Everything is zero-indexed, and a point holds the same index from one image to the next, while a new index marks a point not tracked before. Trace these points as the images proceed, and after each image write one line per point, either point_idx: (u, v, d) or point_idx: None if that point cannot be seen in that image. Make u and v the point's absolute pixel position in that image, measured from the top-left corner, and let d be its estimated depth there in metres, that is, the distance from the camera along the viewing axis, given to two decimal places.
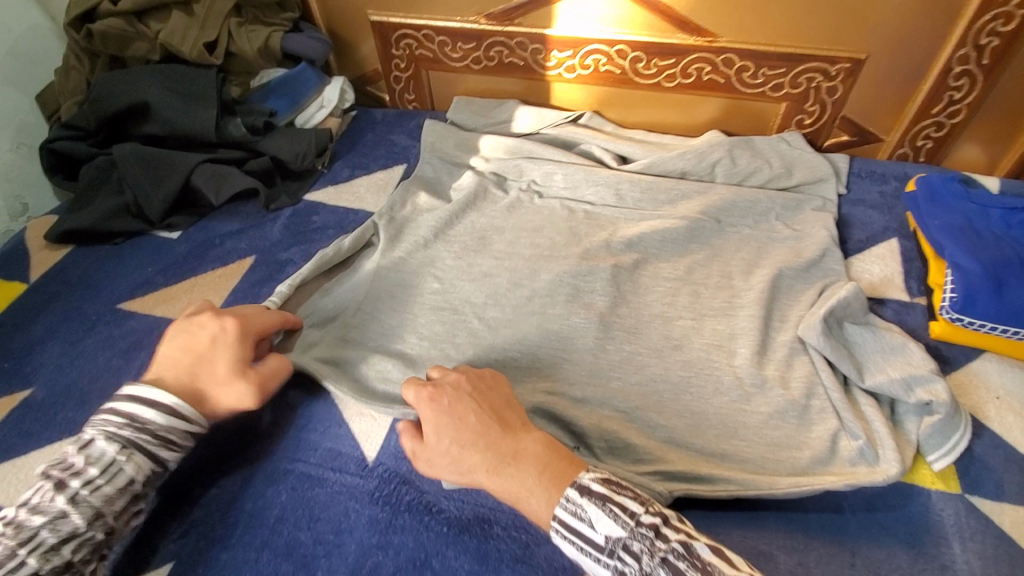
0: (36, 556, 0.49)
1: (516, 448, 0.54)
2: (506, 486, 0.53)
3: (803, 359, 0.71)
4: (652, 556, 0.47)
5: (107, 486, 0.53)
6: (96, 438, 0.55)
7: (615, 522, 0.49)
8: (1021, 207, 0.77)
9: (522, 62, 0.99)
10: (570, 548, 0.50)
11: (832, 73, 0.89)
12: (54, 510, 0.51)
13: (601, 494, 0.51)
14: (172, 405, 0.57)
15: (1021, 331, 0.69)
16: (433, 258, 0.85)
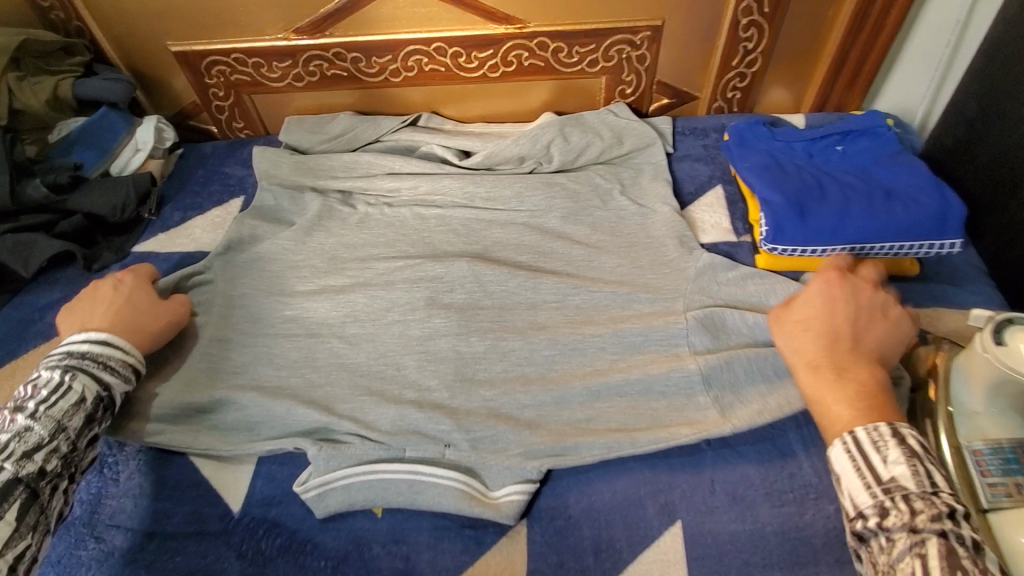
0: (12, 462, 0.53)
1: (845, 366, 0.56)
2: (808, 380, 0.56)
3: (651, 312, 0.75)
4: (933, 521, 0.45)
5: (60, 402, 0.58)
6: (45, 370, 0.60)
7: (913, 477, 0.48)
8: (818, 137, 0.87)
9: (345, 73, 0.98)
10: (841, 461, 0.51)
11: (637, 42, 0.95)
12: (15, 426, 0.55)
13: (913, 451, 0.49)
14: (104, 335, 0.64)
15: (826, 249, 0.75)
16: (284, 286, 0.82)
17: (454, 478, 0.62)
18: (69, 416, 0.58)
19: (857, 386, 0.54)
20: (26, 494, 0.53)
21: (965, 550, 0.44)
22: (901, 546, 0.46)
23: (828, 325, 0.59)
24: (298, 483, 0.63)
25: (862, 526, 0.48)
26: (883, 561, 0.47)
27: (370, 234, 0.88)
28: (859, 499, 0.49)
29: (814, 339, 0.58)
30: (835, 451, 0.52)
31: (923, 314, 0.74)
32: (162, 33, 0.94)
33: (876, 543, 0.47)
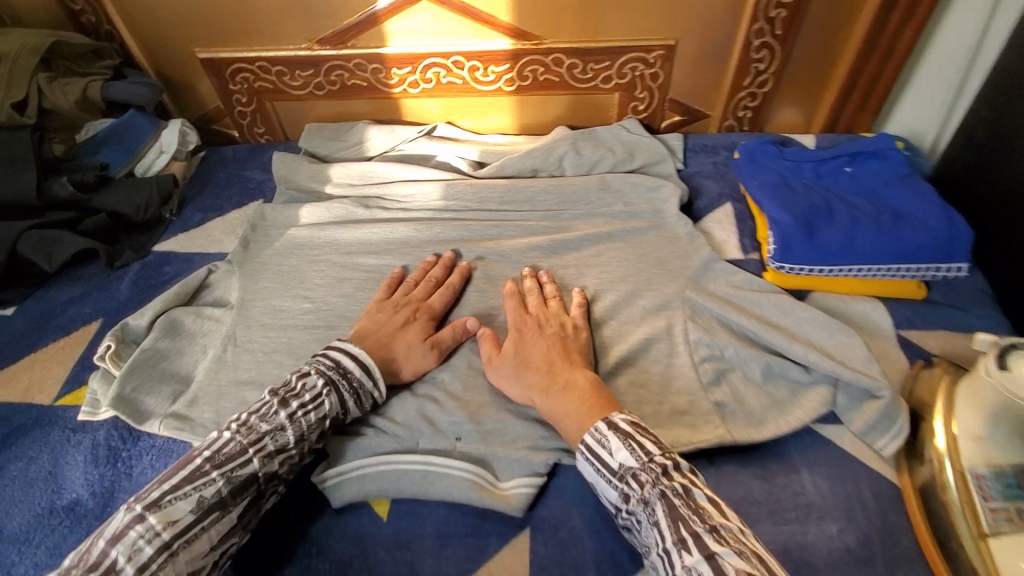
0: (258, 458, 0.57)
1: (564, 380, 0.64)
2: (550, 405, 0.63)
3: (658, 321, 0.77)
4: (655, 486, 0.54)
5: (314, 414, 0.61)
6: (312, 373, 0.63)
7: (631, 456, 0.56)
8: (827, 158, 0.89)
9: (364, 83, 1.00)
10: (589, 468, 0.59)
11: (651, 60, 0.97)
12: (274, 423, 0.59)
13: (627, 432, 0.58)
14: (365, 358, 0.66)
15: (834, 268, 0.77)
16: (302, 279, 0.84)
17: (466, 469, 0.63)
18: (310, 430, 0.60)
19: (575, 389, 0.63)
20: (255, 493, 0.57)
21: (682, 503, 0.53)
22: (647, 521, 0.54)
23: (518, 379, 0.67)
24: (317, 472, 0.64)
25: (621, 514, 0.57)
26: (641, 539, 0.55)
27: (384, 239, 0.89)
28: (610, 495, 0.57)
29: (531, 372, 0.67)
30: (580, 461, 0.59)
31: (931, 335, 0.74)
32: (190, 41, 0.98)
33: (636, 526, 0.56)
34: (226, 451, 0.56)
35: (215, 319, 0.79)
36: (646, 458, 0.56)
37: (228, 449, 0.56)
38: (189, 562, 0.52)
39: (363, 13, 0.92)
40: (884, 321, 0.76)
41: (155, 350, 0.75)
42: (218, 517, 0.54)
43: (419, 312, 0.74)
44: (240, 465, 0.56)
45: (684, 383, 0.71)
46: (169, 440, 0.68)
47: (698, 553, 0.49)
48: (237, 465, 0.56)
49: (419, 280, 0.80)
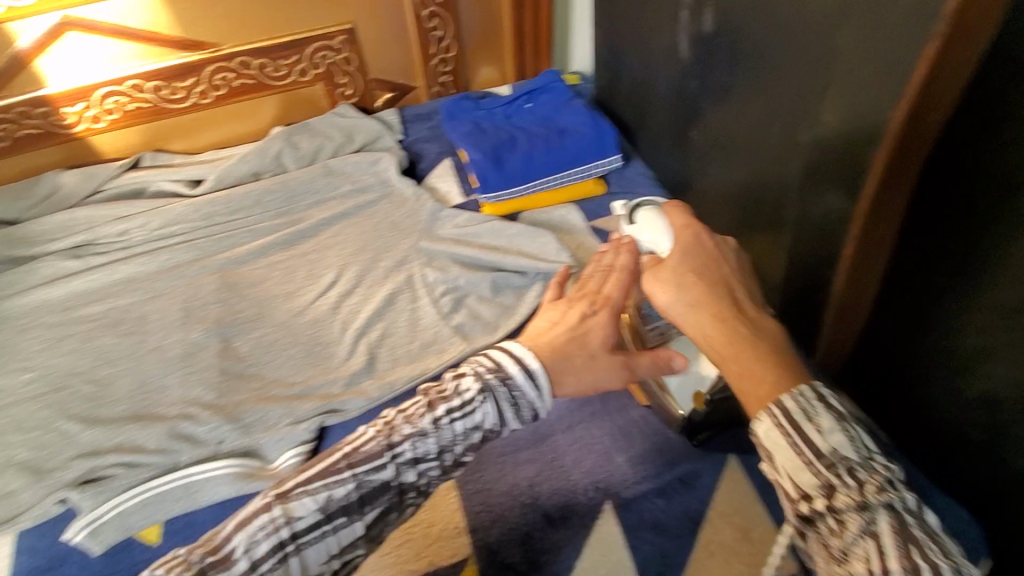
0: (393, 466, 0.49)
1: (755, 330, 0.47)
2: (723, 349, 0.47)
3: (396, 275, 0.85)
4: (881, 493, 0.38)
5: (461, 423, 0.51)
6: (468, 374, 0.53)
7: (847, 445, 0.39)
8: (511, 101, 1.04)
9: (37, 130, 0.93)
10: (770, 436, 0.41)
11: (337, 46, 1.02)
12: (418, 427, 0.50)
13: (839, 411, 0.41)
14: (534, 365, 0.54)
15: (527, 186, 0.90)
16: (16, 351, 0.77)
17: (226, 466, 0.64)
18: (456, 441, 0.51)
19: (766, 343, 0.46)
20: (386, 503, 0.49)
21: (917, 528, 0.37)
22: (853, 529, 0.37)
23: (692, 305, 0.49)
24: (70, 526, 0.62)
25: (812, 516, 0.39)
26: (836, 554, 0.38)
27: (106, 283, 0.84)
28: (804, 481, 0.39)
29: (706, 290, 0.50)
30: (761, 427, 0.42)
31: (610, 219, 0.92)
32: None
33: (827, 550, 0.38)
34: (364, 449, 0.49)
35: None
36: (862, 446, 0.40)
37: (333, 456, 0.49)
38: None
39: (4, 57, 0.86)
40: (578, 219, 0.91)
41: None
42: (345, 522, 0.47)
43: (598, 305, 0.60)
44: (374, 469, 0.48)
45: (430, 319, 0.79)
46: None
47: None
48: (370, 469, 0.48)
49: (600, 272, 0.64)
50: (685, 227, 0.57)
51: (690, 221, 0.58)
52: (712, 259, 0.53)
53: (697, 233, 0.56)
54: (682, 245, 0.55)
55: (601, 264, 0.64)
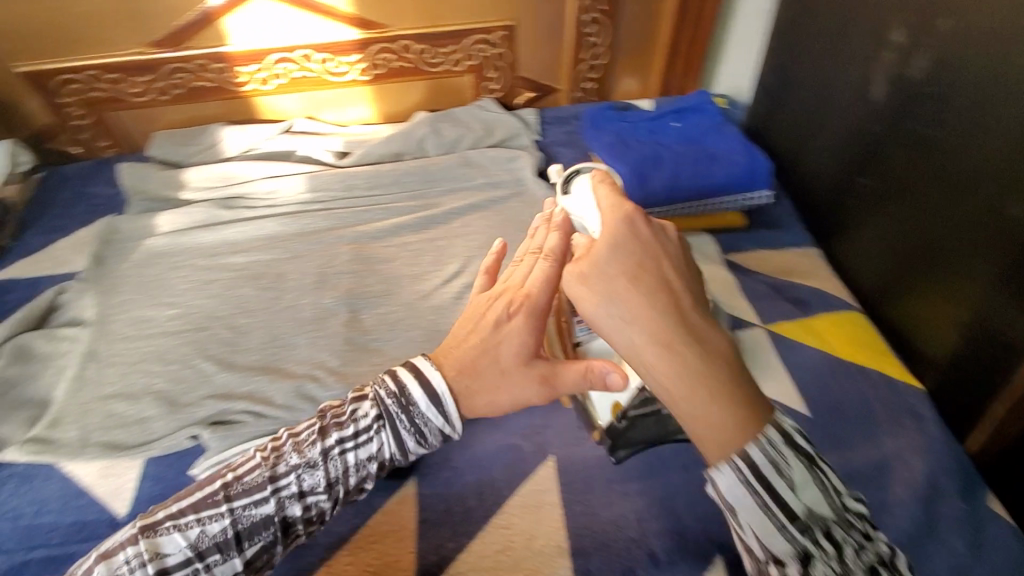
0: (275, 501, 0.51)
1: (700, 339, 0.43)
2: (669, 377, 0.42)
3: None
4: (856, 554, 0.40)
5: (356, 453, 0.54)
6: (368, 399, 0.55)
7: (849, 553, 0.40)
8: (657, 116, 0.99)
9: (211, 84, 0.98)
10: (751, 500, 0.41)
11: (495, 41, 1.03)
12: (306, 458, 0.52)
13: (808, 457, 0.42)
14: (441, 388, 0.54)
15: (669, 207, 0.86)
16: (164, 285, 0.82)
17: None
18: (344, 475, 0.54)
19: (713, 358, 0.43)
20: (268, 538, 0.51)
21: (874, 561, 0.41)
22: None
23: (635, 315, 0.43)
24: (196, 463, 0.64)
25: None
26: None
27: (251, 237, 0.88)
28: (780, 552, 0.40)
29: (647, 305, 0.43)
30: (734, 492, 0.41)
31: (750, 255, 0.85)
32: (5, 53, 0.91)
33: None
34: (247, 481, 0.51)
35: (71, 338, 0.75)
36: (833, 493, 0.42)
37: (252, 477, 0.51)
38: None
39: (196, 11, 0.90)
40: (713, 249, 0.85)
41: (3, 377, 0.70)
42: (220, 559, 0.49)
43: (514, 306, 0.55)
44: (255, 504, 0.50)
45: None
46: (31, 465, 0.65)
47: None
48: (251, 503, 0.50)
49: (521, 259, 0.59)
50: (609, 216, 0.48)
51: (608, 184, 0.53)
52: (648, 252, 0.46)
53: (631, 223, 0.48)
54: (605, 240, 0.46)
55: (533, 246, 0.59)
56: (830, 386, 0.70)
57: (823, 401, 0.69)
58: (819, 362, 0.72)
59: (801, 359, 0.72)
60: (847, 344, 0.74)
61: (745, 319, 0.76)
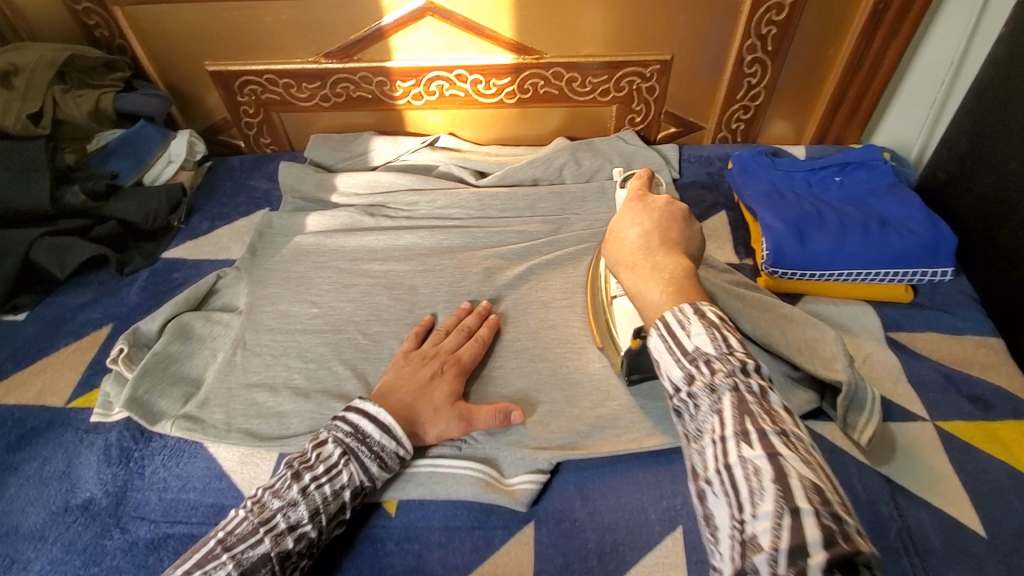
0: (270, 537, 0.55)
1: (659, 260, 0.53)
2: (630, 281, 0.53)
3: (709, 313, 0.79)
4: (728, 376, 0.44)
5: (328, 486, 0.59)
6: (329, 441, 0.61)
7: (711, 341, 0.46)
8: (813, 168, 0.93)
9: (369, 95, 1.04)
10: (657, 345, 0.48)
11: (648, 74, 1.01)
12: (287, 498, 0.57)
13: (713, 320, 0.47)
14: (388, 422, 0.63)
15: (825, 272, 0.81)
16: (309, 282, 0.86)
17: (470, 468, 0.66)
18: (326, 502, 0.58)
19: (665, 270, 0.52)
20: (268, 574, 0.54)
21: (755, 399, 0.43)
22: (706, 409, 0.44)
23: (644, 221, 0.56)
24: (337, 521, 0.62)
25: (678, 397, 0.47)
26: (693, 426, 0.45)
27: (390, 246, 0.91)
28: (673, 375, 0.47)
29: (636, 243, 0.55)
30: (652, 338, 0.49)
31: (917, 336, 0.78)
32: (200, 54, 1.00)
33: (687, 411, 0.46)
34: (238, 531, 0.55)
35: (224, 323, 0.81)
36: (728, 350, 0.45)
37: (241, 529, 0.55)
38: None
39: (370, 27, 0.95)
40: (874, 324, 0.79)
41: (166, 353, 0.76)
42: None
43: (447, 365, 0.70)
44: (250, 546, 0.54)
45: None
46: (181, 440, 0.71)
47: (759, 448, 0.40)
48: (247, 547, 0.54)
49: (452, 328, 0.76)
50: (635, 190, 0.61)
51: (644, 179, 0.64)
52: (648, 211, 0.57)
53: (644, 199, 0.59)
54: (624, 208, 0.59)
55: (457, 326, 0.76)
56: (1002, 503, 0.62)
57: (999, 522, 0.61)
58: (998, 474, 0.65)
59: (977, 470, 0.65)
60: None
61: (912, 410, 0.70)
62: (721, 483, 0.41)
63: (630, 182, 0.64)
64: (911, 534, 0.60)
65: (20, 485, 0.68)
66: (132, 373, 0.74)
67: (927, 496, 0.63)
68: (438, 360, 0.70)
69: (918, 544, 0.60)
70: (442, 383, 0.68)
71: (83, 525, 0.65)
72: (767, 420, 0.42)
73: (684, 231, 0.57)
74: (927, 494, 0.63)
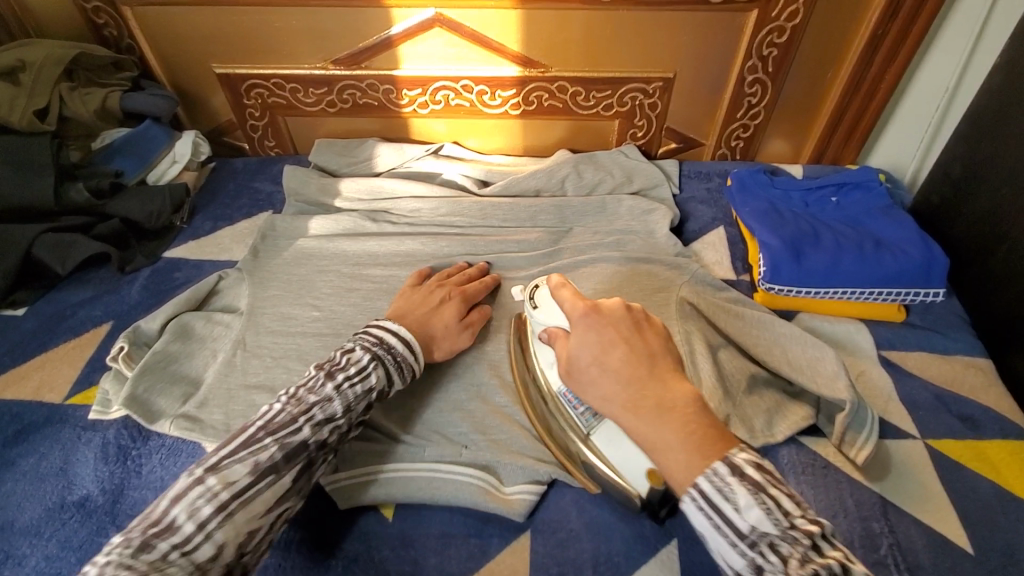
0: (310, 425, 0.56)
1: (665, 395, 0.50)
2: (646, 432, 0.49)
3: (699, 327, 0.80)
4: (803, 563, 0.42)
5: (360, 385, 0.60)
6: (357, 348, 0.63)
7: (763, 513, 0.44)
8: (811, 186, 0.94)
9: (375, 102, 1.05)
10: (702, 523, 0.46)
11: (650, 91, 1.02)
12: (323, 393, 0.58)
13: (755, 480, 0.44)
14: (405, 336, 0.67)
15: (821, 290, 0.82)
16: (310, 286, 0.86)
17: (469, 474, 0.66)
18: (358, 400, 0.60)
19: (671, 407, 0.49)
20: (307, 459, 0.56)
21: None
22: None
23: (608, 343, 0.53)
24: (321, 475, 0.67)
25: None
26: None
27: (391, 251, 0.91)
28: (732, 562, 0.45)
29: (624, 367, 0.51)
30: (689, 510, 0.46)
31: (909, 355, 0.80)
32: (209, 56, 1.01)
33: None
34: (278, 419, 0.56)
35: (225, 323, 0.81)
36: (780, 513, 0.44)
37: (280, 417, 0.56)
38: (245, 522, 0.51)
39: (380, 36, 0.96)
40: (867, 343, 0.81)
41: (166, 352, 0.77)
42: (271, 482, 0.53)
43: (453, 293, 0.77)
44: (290, 432, 0.55)
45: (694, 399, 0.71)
46: (179, 440, 0.70)
47: None
48: (289, 432, 0.55)
49: (453, 274, 0.84)
50: (577, 303, 0.57)
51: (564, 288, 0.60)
52: (612, 322, 0.54)
53: (595, 309, 0.56)
54: (579, 331, 0.55)
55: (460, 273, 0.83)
56: (993, 523, 0.63)
57: (987, 540, 0.62)
58: (987, 493, 0.66)
59: (966, 488, 0.66)
60: (1021, 478, 0.67)
61: (902, 429, 0.72)
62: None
63: (553, 289, 0.60)
64: (901, 549, 0.61)
65: (16, 481, 0.68)
66: (132, 372, 0.74)
67: (917, 513, 0.64)
68: (444, 292, 0.78)
69: (908, 560, 0.60)
70: (450, 304, 0.76)
71: (80, 522, 0.64)
72: None
73: (662, 345, 0.54)
74: (917, 512, 0.65)
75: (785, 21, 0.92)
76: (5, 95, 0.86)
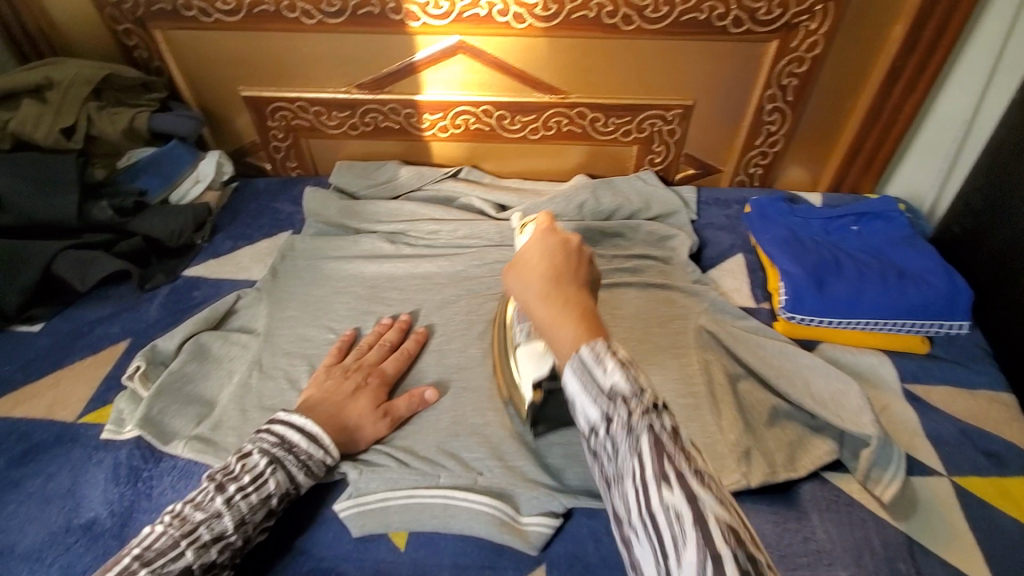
0: (193, 549, 0.55)
1: (571, 297, 0.45)
2: (543, 314, 0.45)
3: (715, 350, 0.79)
4: (643, 417, 0.37)
5: (255, 495, 0.60)
6: (255, 452, 0.62)
7: (627, 387, 0.38)
8: (830, 218, 0.94)
9: (396, 125, 1.06)
10: (573, 389, 0.41)
11: (669, 118, 1.03)
12: (211, 509, 0.58)
13: (622, 361, 0.40)
14: (315, 431, 0.64)
15: (844, 320, 0.81)
16: (327, 308, 0.86)
17: (487, 505, 0.64)
18: (252, 512, 0.59)
19: (576, 305, 0.44)
20: None
21: (671, 438, 0.37)
22: (625, 452, 0.38)
23: (551, 250, 0.49)
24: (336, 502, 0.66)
25: (594, 436, 0.40)
26: (610, 467, 0.40)
27: (409, 274, 0.91)
28: (588, 413, 0.40)
29: (541, 278, 0.47)
30: (567, 375, 0.41)
31: (935, 390, 0.78)
32: (235, 79, 1.03)
33: (603, 452, 0.40)
34: (157, 546, 0.55)
35: (241, 344, 0.81)
36: (636, 393, 0.38)
37: (159, 545, 0.55)
38: None
39: (403, 62, 0.98)
40: (891, 375, 0.79)
41: (183, 372, 0.77)
42: None
43: (370, 376, 0.73)
44: (171, 560, 0.54)
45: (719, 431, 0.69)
46: (192, 462, 0.70)
47: (680, 495, 0.35)
48: (167, 561, 0.54)
49: (372, 343, 0.79)
50: (545, 223, 0.54)
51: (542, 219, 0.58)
52: (563, 241, 0.51)
53: (555, 230, 0.53)
54: (536, 238, 0.52)
55: (375, 340, 0.79)
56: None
57: None
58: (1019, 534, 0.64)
59: (996, 529, 0.64)
60: None
61: (929, 465, 0.70)
62: (646, 534, 0.37)
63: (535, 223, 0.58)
64: None
65: (21, 502, 0.67)
66: (149, 391, 0.74)
67: (946, 555, 0.62)
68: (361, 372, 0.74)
69: None
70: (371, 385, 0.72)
71: (84, 547, 0.64)
72: (684, 459, 0.36)
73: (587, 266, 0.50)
74: (945, 553, 0.62)
75: (805, 52, 0.93)
76: (31, 113, 0.89)
